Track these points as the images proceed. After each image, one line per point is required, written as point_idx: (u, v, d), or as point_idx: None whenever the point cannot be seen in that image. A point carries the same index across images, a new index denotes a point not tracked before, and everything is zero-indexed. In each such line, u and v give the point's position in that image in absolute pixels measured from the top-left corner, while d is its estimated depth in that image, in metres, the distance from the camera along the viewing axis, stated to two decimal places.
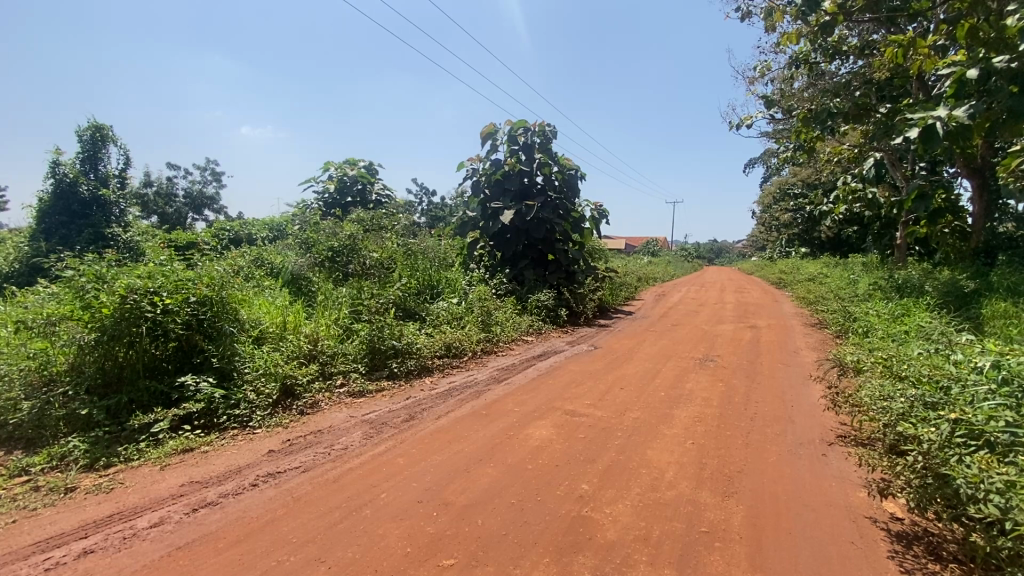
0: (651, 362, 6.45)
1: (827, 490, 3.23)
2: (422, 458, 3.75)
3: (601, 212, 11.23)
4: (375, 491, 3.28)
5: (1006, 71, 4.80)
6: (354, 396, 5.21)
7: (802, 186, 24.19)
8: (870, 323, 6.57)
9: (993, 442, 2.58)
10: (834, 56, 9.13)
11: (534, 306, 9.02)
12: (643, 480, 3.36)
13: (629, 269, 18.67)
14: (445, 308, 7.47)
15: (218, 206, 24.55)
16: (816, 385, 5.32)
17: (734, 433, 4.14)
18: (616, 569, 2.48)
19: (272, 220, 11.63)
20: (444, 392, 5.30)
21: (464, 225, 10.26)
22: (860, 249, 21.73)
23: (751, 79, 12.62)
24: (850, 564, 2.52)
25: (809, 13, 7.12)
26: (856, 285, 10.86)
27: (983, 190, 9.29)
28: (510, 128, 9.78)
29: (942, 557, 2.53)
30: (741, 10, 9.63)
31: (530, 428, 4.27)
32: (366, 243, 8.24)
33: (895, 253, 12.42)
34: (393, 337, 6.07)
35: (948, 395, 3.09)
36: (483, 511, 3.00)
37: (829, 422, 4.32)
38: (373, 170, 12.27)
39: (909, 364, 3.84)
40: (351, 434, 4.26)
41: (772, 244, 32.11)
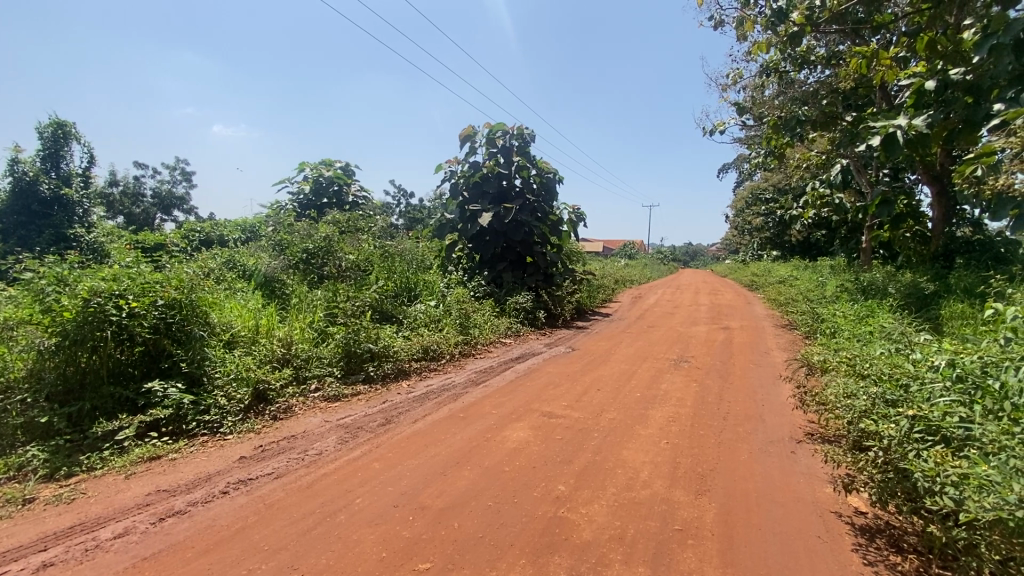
0: (626, 363, 6.54)
1: (796, 486, 3.33)
2: (398, 462, 3.73)
3: (578, 216, 11.35)
4: (349, 496, 3.25)
5: (961, 83, 5.17)
6: (329, 400, 5.13)
7: (773, 191, 24.88)
8: (837, 324, 6.79)
9: (949, 438, 2.70)
10: (802, 66, 9.42)
11: (512, 308, 9.04)
12: (618, 480, 3.40)
13: (606, 272, 18.96)
14: (422, 311, 7.43)
15: (187, 207, 23.90)
16: (785, 385, 5.47)
17: (707, 432, 4.23)
18: (592, 568, 2.51)
19: (245, 220, 11.38)
20: (421, 395, 5.27)
21: (443, 227, 10.21)
22: (828, 252, 22.46)
23: (723, 86, 12.93)
24: (817, 558, 2.60)
25: (778, 23, 7.34)
26: (824, 288, 11.22)
27: (943, 196, 9.69)
28: (488, 130, 9.80)
29: (903, 549, 2.63)
30: (714, 18, 9.85)
31: (507, 430, 4.28)
32: (341, 244, 8.15)
33: (862, 256, 12.87)
34: (369, 341, 6.01)
35: (906, 393, 3.22)
36: (459, 513, 3.00)
37: (798, 420, 4.44)
38: (350, 171, 12.16)
39: (871, 363, 3.98)
40: (326, 439, 4.20)
41: (745, 246, 32.92)
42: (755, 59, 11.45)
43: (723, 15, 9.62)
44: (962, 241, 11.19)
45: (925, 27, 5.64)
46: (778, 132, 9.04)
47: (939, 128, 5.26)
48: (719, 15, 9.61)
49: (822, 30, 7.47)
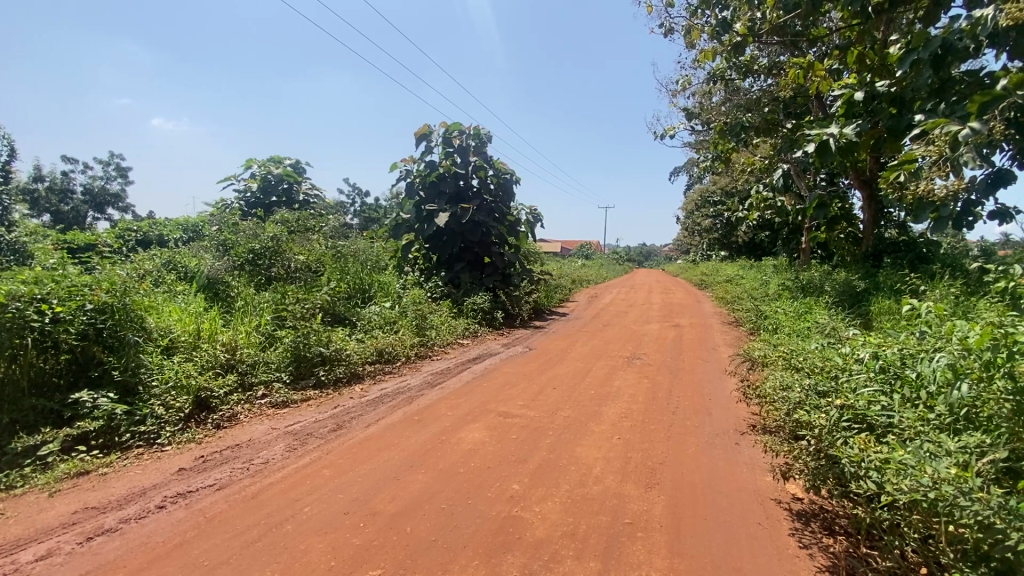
0: (582, 362, 6.63)
1: (739, 475, 3.48)
2: (349, 468, 3.63)
3: (535, 216, 11.44)
4: (297, 505, 3.13)
5: (885, 95, 5.55)
6: (277, 407, 4.94)
7: (720, 195, 25.92)
8: (779, 321, 7.15)
9: (873, 426, 2.90)
10: (746, 74, 9.85)
11: (470, 309, 8.98)
12: (571, 477, 3.45)
13: (563, 272, 19.22)
14: (376, 313, 7.29)
15: (122, 204, 22.44)
16: (730, 379, 5.71)
17: (657, 427, 4.35)
18: (544, 566, 2.53)
19: (186, 220, 10.79)
20: (375, 400, 5.15)
21: (398, 227, 9.96)
22: (771, 253, 23.59)
23: (673, 91, 13.34)
24: (757, 544, 2.72)
25: (723, 32, 7.65)
26: (767, 286, 11.78)
27: (873, 200, 10.36)
28: (445, 130, 9.71)
29: (834, 531, 2.80)
30: (664, 26, 10.14)
31: (461, 432, 4.25)
32: (290, 245, 7.86)
33: (802, 256, 13.62)
34: (320, 344, 5.82)
35: (836, 384, 3.43)
36: (412, 517, 2.95)
37: (742, 413, 4.65)
38: (300, 168, 11.76)
39: (806, 357, 4.22)
40: (273, 447, 4.04)
41: (695, 247, 34.20)
42: (703, 67, 11.89)
43: (673, 23, 9.92)
44: (889, 242, 11.99)
45: (856, 41, 5.97)
46: (724, 137, 9.43)
47: (867, 136, 5.65)
48: (669, 23, 9.91)
49: (764, 40, 7.69)
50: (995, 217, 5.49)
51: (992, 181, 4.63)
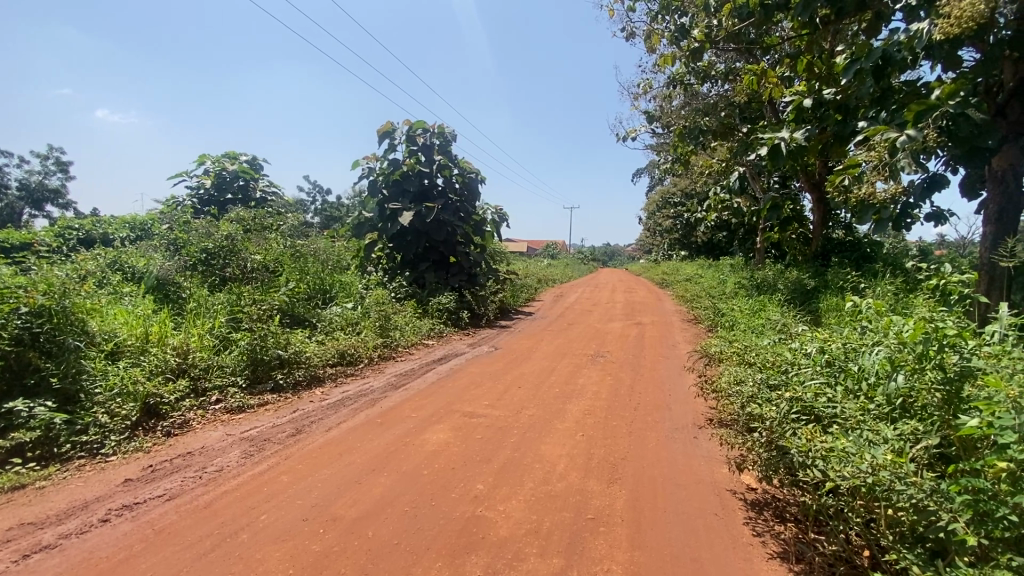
0: (547, 360, 6.68)
1: (697, 468, 3.59)
2: (309, 474, 3.53)
3: (500, 216, 11.45)
4: (253, 513, 3.03)
5: (831, 102, 5.85)
6: (232, 412, 4.76)
7: (680, 196, 26.61)
8: (735, 318, 7.41)
9: (819, 417, 3.04)
10: (705, 79, 10.16)
11: (435, 309, 8.89)
12: (535, 475, 3.47)
13: (528, 272, 19.32)
14: (338, 314, 7.14)
15: (63, 201, 21.11)
16: (689, 375, 5.88)
17: (619, 423, 4.44)
18: (507, 564, 2.53)
19: (134, 217, 10.25)
20: (336, 403, 5.03)
21: (361, 226, 9.76)
22: (728, 252, 24.40)
23: (634, 95, 13.60)
24: (714, 534, 2.82)
25: (681, 38, 7.87)
26: (724, 285, 12.19)
27: (822, 202, 10.87)
28: (408, 128, 9.59)
29: (785, 518, 2.93)
30: (626, 30, 10.33)
31: (425, 433, 4.21)
32: (246, 244, 7.58)
33: (757, 256, 14.17)
34: (278, 346, 5.63)
35: (785, 377, 3.58)
36: (374, 521, 2.91)
37: (700, 407, 4.80)
38: (257, 165, 11.38)
39: (759, 352, 4.40)
40: (227, 454, 3.89)
41: (656, 247, 35.03)
42: (663, 72, 12.18)
43: (634, 27, 10.14)
44: (837, 242, 12.62)
45: (805, 50, 6.25)
46: (683, 140, 9.71)
47: (815, 141, 5.94)
48: (631, 27, 10.12)
49: (720, 47, 7.95)
50: (930, 220, 5.87)
51: (928, 186, 4.94)
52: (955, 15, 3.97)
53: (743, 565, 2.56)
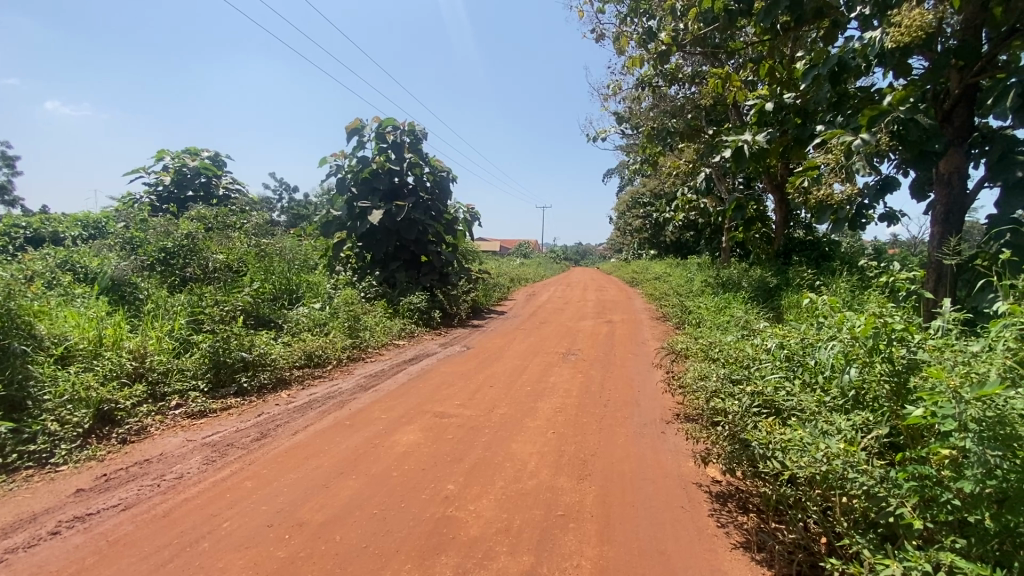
0: (518, 359, 6.70)
1: (665, 462, 3.66)
2: (274, 479, 3.44)
3: (472, 215, 11.41)
4: (216, 520, 2.94)
5: (791, 106, 6.06)
6: (193, 417, 4.60)
7: (649, 197, 27.06)
8: (702, 316, 7.59)
9: (779, 409, 3.15)
10: (672, 82, 10.36)
11: (405, 309, 8.78)
12: (507, 473, 3.48)
13: (500, 271, 19.33)
14: (304, 315, 6.98)
15: (7, 198, 19.94)
16: (658, 371, 6.00)
17: (590, 420, 4.49)
18: (477, 564, 2.53)
19: (87, 215, 9.77)
20: (303, 405, 4.93)
21: (329, 224, 9.58)
22: (695, 252, 24.96)
23: (604, 96, 13.76)
24: (680, 526, 2.88)
25: (649, 41, 8.01)
26: (691, 283, 12.47)
27: (783, 203, 11.23)
28: (378, 125, 9.45)
29: (748, 509, 3.02)
30: (596, 31, 10.44)
31: (396, 435, 4.16)
32: (208, 243, 7.32)
33: (722, 255, 14.54)
34: (241, 349, 5.46)
35: (747, 372, 3.70)
36: (342, 525, 2.86)
37: (668, 403, 4.91)
38: (220, 161, 11.02)
39: (722, 349, 4.52)
40: (188, 460, 3.76)
41: (627, 247, 35.52)
42: (632, 74, 12.36)
43: (604, 29, 10.26)
44: (797, 241, 13.05)
45: (767, 55, 6.46)
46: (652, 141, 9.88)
47: (776, 143, 6.15)
48: (600, 28, 10.22)
49: (687, 50, 8.13)
50: (883, 220, 6.15)
51: (881, 187, 5.17)
52: (905, 24, 4.17)
53: (708, 556, 2.63)
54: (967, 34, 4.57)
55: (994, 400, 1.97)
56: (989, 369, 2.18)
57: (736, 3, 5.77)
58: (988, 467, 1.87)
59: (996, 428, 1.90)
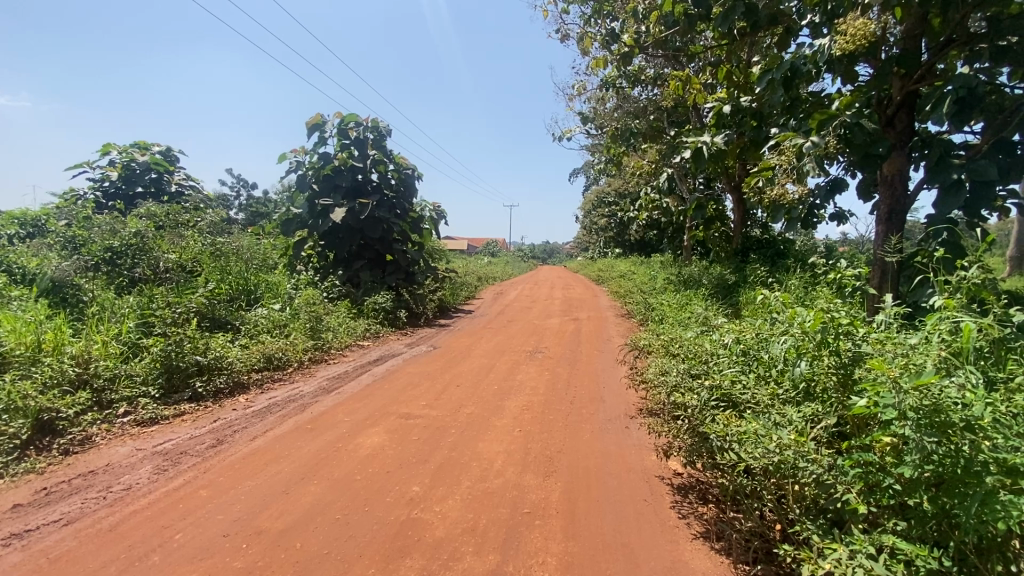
0: (486, 358, 6.68)
1: (629, 457, 3.73)
2: (231, 486, 3.32)
3: (438, 213, 11.30)
4: (167, 532, 2.81)
5: (748, 109, 6.27)
6: (143, 425, 4.38)
7: (614, 196, 27.46)
8: (665, 312, 7.78)
9: (734, 402, 3.25)
10: (636, 84, 10.55)
11: (370, 309, 8.62)
12: (473, 473, 3.47)
13: (468, 270, 19.24)
14: (264, 315, 6.77)
15: None
16: (622, 367, 6.11)
17: (556, 417, 4.53)
18: (443, 565, 2.51)
19: (23, 212, 9.16)
20: (262, 410, 4.77)
21: (289, 222, 9.31)
22: (659, 250, 25.52)
23: (569, 96, 13.87)
24: (644, 519, 2.94)
25: (613, 42, 8.15)
26: (655, 280, 12.76)
27: (741, 202, 11.61)
28: (340, 121, 9.23)
29: (708, 500, 3.11)
30: (561, 31, 10.51)
31: (360, 437, 4.08)
32: (159, 242, 6.99)
33: (684, 253, 14.94)
34: (196, 352, 5.24)
35: (706, 367, 3.80)
36: (303, 532, 2.78)
37: (632, 398, 5.01)
38: (172, 156, 10.54)
39: (683, 344, 4.63)
40: (137, 470, 3.57)
41: (592, 245, 35.99)
42: (596, 74, 12.51)
43: (569, 29, 10.34)
44: (755, 239, 13.51)
45: (725, 59, 6.67)
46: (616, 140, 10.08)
47: (734, 145, 6.36)
48: (565, 29, 10.31)
49: (649, 53, 8.30)
50: (833, 219, 6.44)
51: (830, 188, 5.42)
52: (850, 33, 4.39)
53: (671, 547, 2.69)
54: (907, 43, 4.85)
55: (931, 390, 2.09)
56: (925, 360, 2.31)
57: (695, 8, 5.91)
58: (925, 453, 1.99)
59: (932, 416, 2.01)
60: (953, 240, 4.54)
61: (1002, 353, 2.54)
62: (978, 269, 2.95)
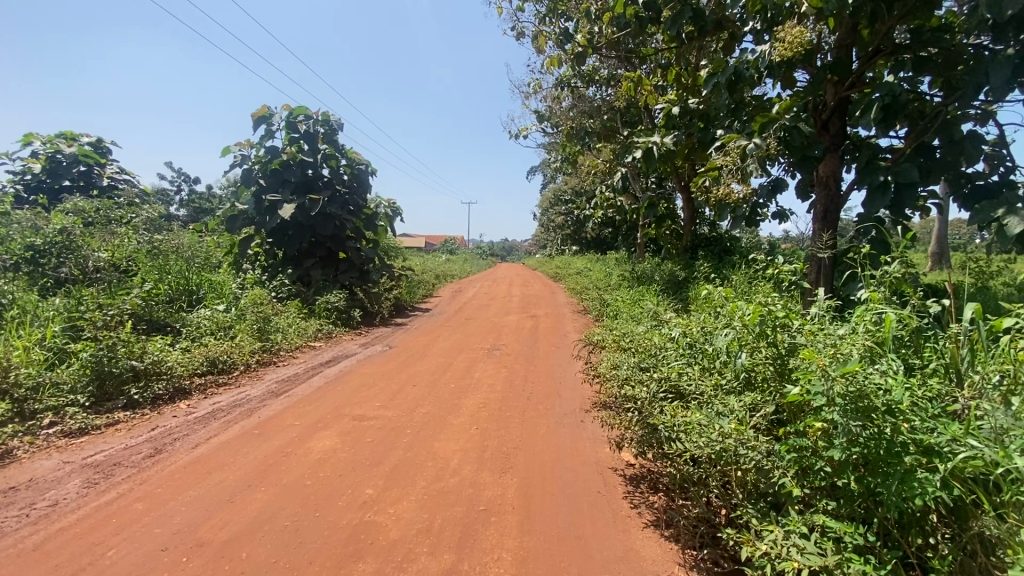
0: (443, 357, 6.63)
1: (584, 450, 3.81)
2: (170, 498, 3.14)
3: (394, 210, 11.15)
4: (98, 549, 2.63)
5: (695, 111, 6.50)
6: (72, 436, 4.08)
7: (570, 195, 27.85)
8: (619, 308, 7.96)
9: (681, 394, 3.38)
10: (590, 84, 10.71)
11: (322, 308, 8.35)
12: (428, 472, 3.44)
13: (426, 268, 19.03)
14: (207, 317, 6.45)
15: None
16: (578, 363, 6.22)
17: (513, 413, 4.56)
18: (396, 567, 2.48)
19: None
20: (205, 416, 4.54)
21: (235, 219, 8.93)
22: (614, 247, 26.09)
23: (525, 94, 13.93)
24: (597, 511, 3.01)
25: (567, 41, 8.25)
26: (610, 277, 13.04)
27: (690, 201, 12.01)
28: (288, 113, 8.90)
29: (658, 489, 3.22)
30: (516, 29, 10.53)
31: (311, 441, 3.96)
32: (88, 240, 6.52)
33: (637, 250, 15.36)
34: (131, 357, 4.91)
35: (656, 360, 3.92)
36: (248, 542, 2.67)
37: (587, 392, 5.11)
38: (103, 148, 9.84)
39: (635, 339, 4.75)
40: (65, 485, 3.33)
41: (550, 243, 36.39)
42: (551, 73, 12.62)
43: (523, 27, 10.37)
44: (704, 237, 14.01)
45: (674, 62, 6.87)
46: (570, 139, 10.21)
47: (682, 146, 6.60)
48: (520, 27, 10.33)
49: (603, 53, 8.44)
50: (775, 217, 6.79)
51: (772, 188, 5.69)
52: (788, 40, 4.62)
53: (622, 537, 2.76)
54: (839, 52, 5.17)
55: (856, 376, 2.23)
56: (852, 348, 2.48)
57: (645, 10, 6.00)
58: (851, 436, 2.12)
59: (857, 402, 2.15)
60: (880, 237, 4.88)
61: (920, 342, 2.76)
62: (899, 264, 3.17)
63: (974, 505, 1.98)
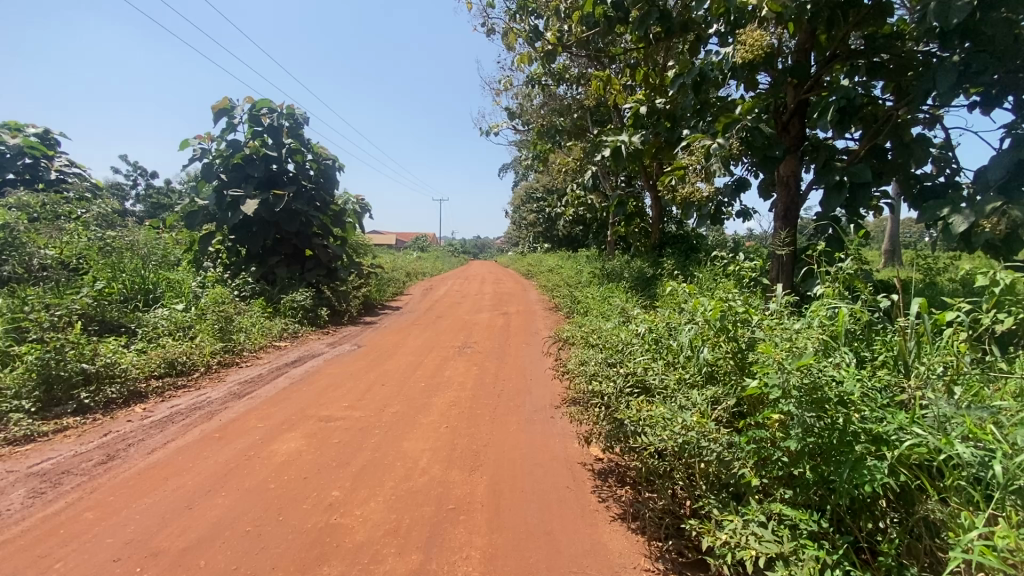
0: (413, 355, 6.56)
1: (553, 446, 3.83)
2: (124, 506, 3.01)
3: (362, 207, 10.96)
4: (44, 562, 2.50)
5: (662, 111, 6.61)
6: (16, 443, 3.86)
7: (542, 192, 27.98)
8: (589, 305, 8.05)
9: (646, 388, 3.45)
10: (560, 82, 10.77)
11: (288, 307, 8.15)
12: (396, 473, 3.39)
13: (397, 266, 18.78)
14: (164, 316, 6.19)
15: None
16: (549, 359, 6.25)
17: (483, 411, 4.55)
18: (363, 569, 2.45)
19: None
20: (163, 419, 4.37)
21: (195, 215, 8.62)
22: (585, 245, 26.34)
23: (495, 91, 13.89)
24: (566, 506, 3.03)
25: (537, 39, 8.27)
26: (580, 275, 13.16)
27: (658, 200, 12.23)
28: (250, 106, 8.62)
29: (625, 482, 3.27)
30: (486, 25, 10.48)
31: (275, 443, 3.86)
32: (33, 236, 6.17)
33: (608, 247, 15.55)
34: (82, 359, 4.68)
35: (623, 356, 3.98)
36: (207, 550, 2.58)
37: (557, 388, 5.15)
38: (51, 139, 9.33)
39: (602, 335, 4.81)
40: (8, 495, 3.14)
41: (522, 241, 36.45)
42: (522, 71, 12.62)
43: (494, 23, 10.33)
44: (672, 235, 14.29)
45: (642, 62, 6.97)
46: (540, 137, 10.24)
47: (649, 145, 6.70)
48: (490, 23, 10.29)
49: (573, 52, 8.50)
50: (738, 216, 6.98)
51: (735, 187, 5.85)
52: (749, 43, 4.75)
53: (590, 531, 2.80)
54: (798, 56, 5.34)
55: (811, 369, 2.32)
56: (807, 342, 2.57)
57: (613, 11, 6.09)
58: (806, 427, 2.21)
59: (811, 393, 2.24)
60: (836, 235, 5.07)
61: (870, 335, 2.88)
62: (852, 261, 3.29)
63: (919, 490, 2.08)
